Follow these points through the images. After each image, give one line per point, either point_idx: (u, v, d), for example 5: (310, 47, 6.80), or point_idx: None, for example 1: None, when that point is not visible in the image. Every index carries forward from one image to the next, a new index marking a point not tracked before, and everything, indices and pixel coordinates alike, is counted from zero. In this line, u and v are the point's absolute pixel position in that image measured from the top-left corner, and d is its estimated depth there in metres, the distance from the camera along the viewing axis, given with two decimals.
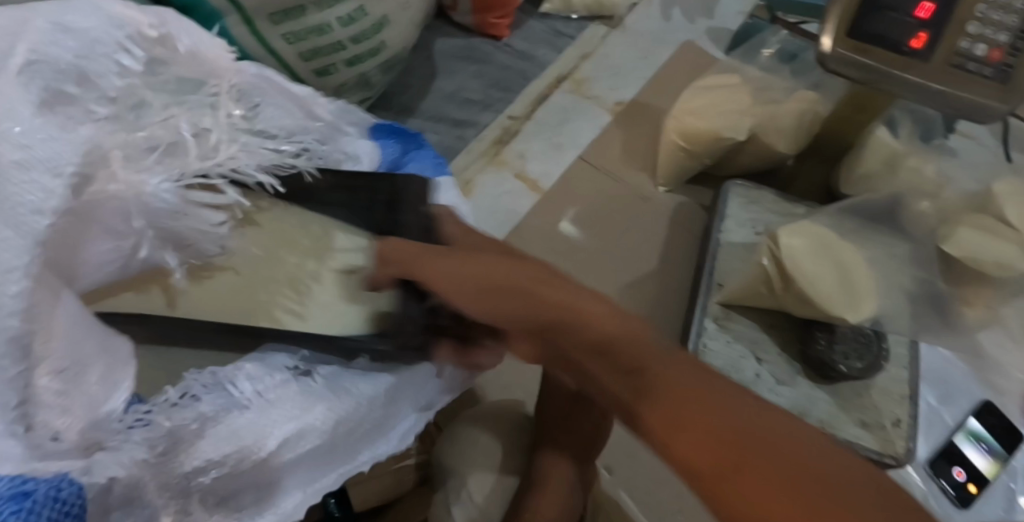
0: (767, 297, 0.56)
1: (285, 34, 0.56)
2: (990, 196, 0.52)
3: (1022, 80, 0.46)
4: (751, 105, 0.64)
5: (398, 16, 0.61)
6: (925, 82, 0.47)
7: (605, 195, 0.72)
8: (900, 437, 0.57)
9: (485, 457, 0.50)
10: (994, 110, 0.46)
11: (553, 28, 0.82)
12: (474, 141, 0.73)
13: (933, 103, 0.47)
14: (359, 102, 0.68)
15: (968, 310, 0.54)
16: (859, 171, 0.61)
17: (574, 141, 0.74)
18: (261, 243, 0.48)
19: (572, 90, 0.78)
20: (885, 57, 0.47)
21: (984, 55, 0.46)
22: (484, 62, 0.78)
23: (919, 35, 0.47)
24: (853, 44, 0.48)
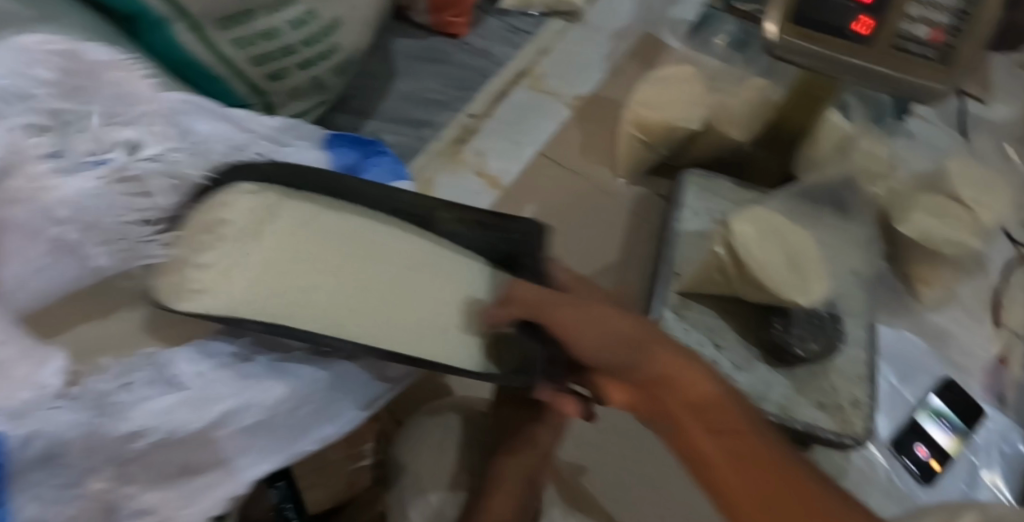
0: (720, 284, 0.52)
1: (234, 40, 0.53)
2: (944, 175, 0.56)
3: (964, 59, 0.45)
4: (702, 95, 0.62)
5: (351, 18, 0.59)
6: (869, 66, 0.45)
7: (564, 188, 0.68)
8: (860, 417, 0.52)
9: (437, 459, 0.46)
10: (935, 91, 0.45)
11: (508, 23, 0.77)
12: (431, 140, 0.68)
13: (877, 85, 0.47)
14: (315, 106, 0.65)
15: (924, 287, 0.61)
16: (812, 156, 0.60)
17: (532, 137, 0.70)
18: (269, 247, 0.37)
19: (532, 87, 0.73)
20: (828, 45, 0.46)
21: (926, 37, 0.44)
22: (443, 62, 0.73)
23: (862, 18, 0.45)
24: (799, 30, 0.46)
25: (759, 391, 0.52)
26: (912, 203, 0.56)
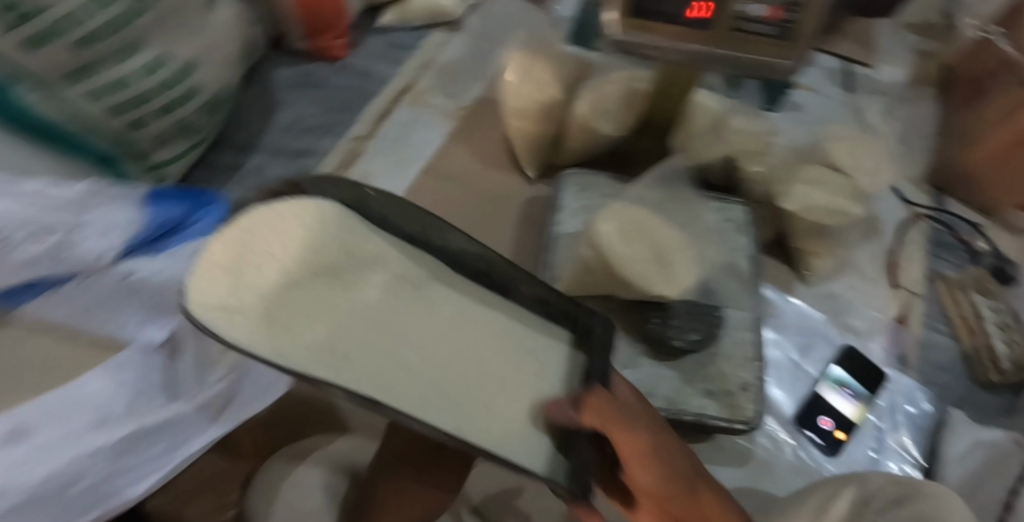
0: (601, 283, 0.72)
1: (80, 86, 0.70)
2: (822, 150, 0.82)
3: (796, 30, 0.70)
4: (562, 82, 0.86)
5: (204, 63, 0.81)
6: (713, 47, 0.73)
7: (482, 192, 0.92)
8: (749, 401, 0.69)
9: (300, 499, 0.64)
10: (780, 59, 0.72)
11: (388, 41, 1.08)
12: (317, 166, 0.92)
13: (728, 61, 0.73)
14: (191, 145, 0.86)
15: (815, 258, 0.84)
16: (687, 129, 0.85)
17: (416, 153, 0.95)
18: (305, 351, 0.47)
19: (412, 104, 1.01)
20: (671, 30, 0.72)
21: (766, 17, 0.70)
22: (319, 86, 1.01)
23: (704, 10, 0.71)
24: (636, 22, 0.73)
25: (650, 385, 0.69)
26: (794, 178, 0.81)
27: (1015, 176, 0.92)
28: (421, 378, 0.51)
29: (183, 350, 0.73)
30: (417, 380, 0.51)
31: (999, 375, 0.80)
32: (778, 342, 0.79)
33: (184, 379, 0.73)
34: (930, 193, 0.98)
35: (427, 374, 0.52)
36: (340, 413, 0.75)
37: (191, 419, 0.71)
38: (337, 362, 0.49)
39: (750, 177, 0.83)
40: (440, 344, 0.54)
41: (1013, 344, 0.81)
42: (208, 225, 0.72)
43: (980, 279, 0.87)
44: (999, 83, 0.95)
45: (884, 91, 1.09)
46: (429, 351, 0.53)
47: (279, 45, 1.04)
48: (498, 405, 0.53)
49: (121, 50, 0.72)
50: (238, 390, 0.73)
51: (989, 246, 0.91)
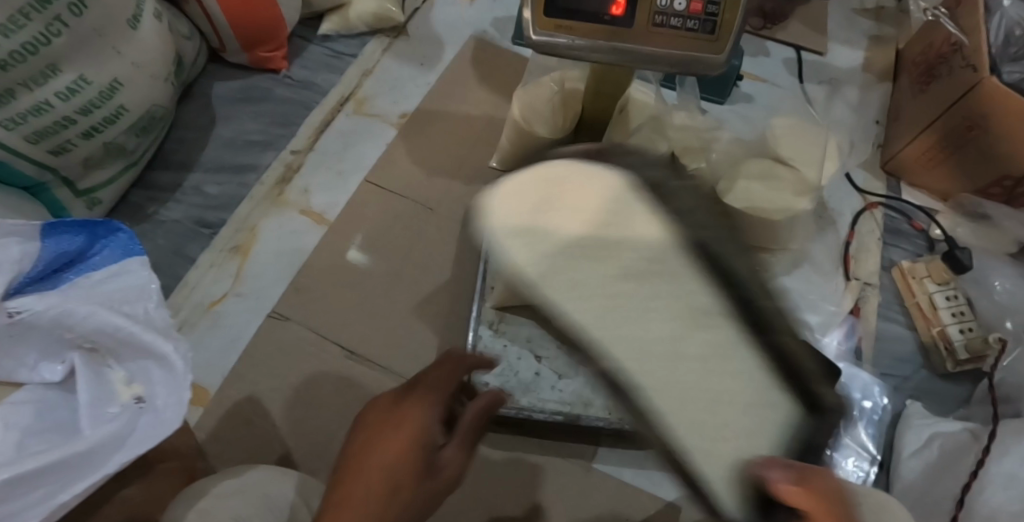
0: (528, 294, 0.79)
1: (3, 122, 0.79)
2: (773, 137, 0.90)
3: (720, 26, 0.73)
4: (551, 105, 0.90)
5: (127, 80, 0.89)
6: (633, 47, 0.73)
7: (460, 197, 1.00)
8: None
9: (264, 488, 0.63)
10: (710, 61, 0.74)
11: (331, 49, 1.11)
12: (257, 186, 0.99)
13: (658, 63, 0.75)
14: (123, 168, 0.95)
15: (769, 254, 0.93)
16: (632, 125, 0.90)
17: (356, 166, 1.01)
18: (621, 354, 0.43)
19: (355, 111, 1.06)
20: (587, 32, 0.73)
21: (686, 9, 0.72)
22: (265, 98, 1.07)
23: (618, 7, 0.73)
24: (554, 26, 0.73)
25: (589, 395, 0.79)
26: (738, 173, 0.89)
27: (968, 155, 0.95)
28: (659, 368, 0.42)
29: (122, 361, 0.60)
30: (651, 370, 0.42)
31: (954, 363, 0.89)
32: None
33: (119, 392, 0.60)
34: (883, 179, 1.05)
35: (663, 370, 0.42)
36: (278, 434, 0.84)
37: (133, 421, 0.58)
38: (623, 314, 0.43)
39: None
40: (725, 358, 0.42)
41: (966, 331, 0.90)
42: (115, 253, 0.62)
43: (934, 269, 0.94)
44: (950, 65, 0.95)
45: (847, 76, 1.12)
46: (699, 354, 0.42)
47: (306, 20, 1.14)
48: (684, 413, 0.42)
49: (105, 92, 0.86)
50: (154, 392, 0.58)
51: (943, 233, 0.98)
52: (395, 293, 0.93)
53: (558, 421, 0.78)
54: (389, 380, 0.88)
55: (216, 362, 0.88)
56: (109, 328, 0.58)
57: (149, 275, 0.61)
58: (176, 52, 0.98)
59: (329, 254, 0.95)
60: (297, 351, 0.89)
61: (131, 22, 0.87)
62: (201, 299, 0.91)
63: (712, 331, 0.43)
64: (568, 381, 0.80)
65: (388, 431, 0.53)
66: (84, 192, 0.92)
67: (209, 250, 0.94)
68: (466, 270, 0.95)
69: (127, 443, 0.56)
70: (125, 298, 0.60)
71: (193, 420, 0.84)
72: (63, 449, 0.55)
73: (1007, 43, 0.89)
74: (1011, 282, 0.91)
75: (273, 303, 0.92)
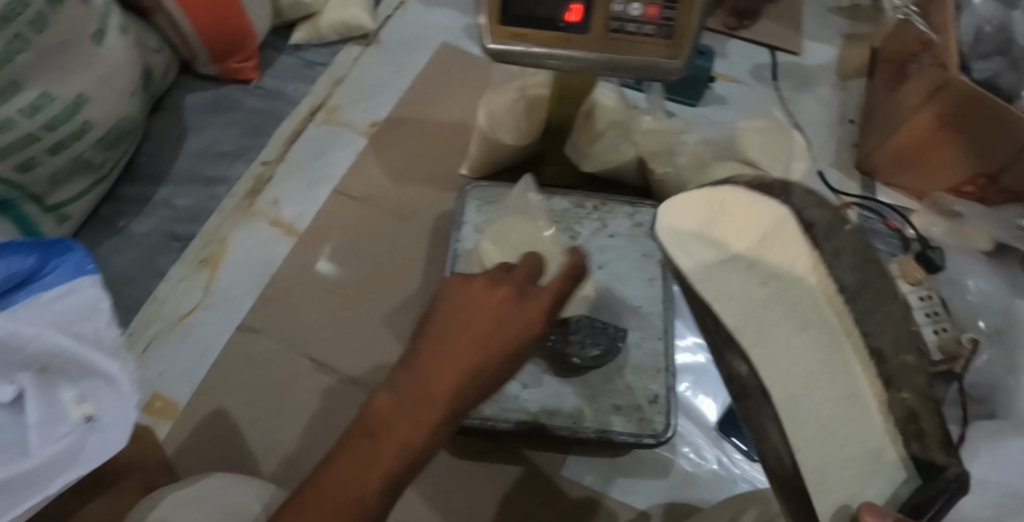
0: None
1: None
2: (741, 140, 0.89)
3: (677, 29, 0.72)
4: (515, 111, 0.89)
5: (95, 94, 0.89)
6: (588, 54, 0.73)
7: (430, 205, 1.00)
8: (658, 413, 0.78)
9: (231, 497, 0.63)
10: (668, 64, 0.74)
11: (302, 58, 1.11)
12: (228, 198, 0.99)
13: (616, 68, 0.74)
14: (94, 182, 0.95)
15: None
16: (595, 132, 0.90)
17: (326, 176, 1.01)
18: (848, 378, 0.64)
19: (325, 120, 1.06)
20: (543, 40, 0.73)
21: (641, 14, 0.71)
22: (236, 109, 1.07)
23: (572, 13, 0.72)
24: (511, 35, 0.73)
25: (556, 403, 0.78)
26: (706, 178, 0.87)
27: (940, 155, 0.94)
28: (801, 377, 0.64)
29: (74, 380, 0.61)
30: (785, 382, 0.63)
31: (929, 365, 0.86)
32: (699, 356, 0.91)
33: (69, 412, 0.61)
34: (858, 178, 1.04)
35: (798, 383, 0.63)
36: (247, 443, 0.84)
37: (80, 441, 0.59)
38: (758, 330, 0.67)
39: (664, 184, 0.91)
40: (822, 380, 0.64)
41: (941, 331, 0.86)
42: (66, 273, 0.60)
43: (908, 268, 0.90)
44: (920, 64, 0.94)
45: (822, 75, 1.11)
46: (807, 372, 0.65)
47: (278, 30, 1.13)
48: (829, 426, 0.60)
49: (70, 108, 0.86)
50: (106, 411, 0.61)
51: (917, 233, 0.96)
52: (365, 303, 0.93)
53: (524, 431, 0.77)
54: (357, 392, 0.87)
55: (186, 376, 0.87)
56: (57, 350, 0.59)
57: (100, 294, 0.61)
58: (144, 65, 0.98)
59: (300, 264, 0.95)
60: (265, 364, 0.89)
61: (95, 36, 0.87)
62: (170, 311, 0.91)
63: (848, 375, 0.65)
64: (533, 391, 0.78)
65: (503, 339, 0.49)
66: (53, 207, 0.91)
67: (180, 262, 0.94)
68: (435, 278, 0.94)
69: (74, 466, 0.57)
70: (74, 318, 0.60)
71: (162, 434, 0.84)
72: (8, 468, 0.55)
73: (977, 40, 0.89)
74: (985, 281, 0.90)
75: (243, 315, 0.92)
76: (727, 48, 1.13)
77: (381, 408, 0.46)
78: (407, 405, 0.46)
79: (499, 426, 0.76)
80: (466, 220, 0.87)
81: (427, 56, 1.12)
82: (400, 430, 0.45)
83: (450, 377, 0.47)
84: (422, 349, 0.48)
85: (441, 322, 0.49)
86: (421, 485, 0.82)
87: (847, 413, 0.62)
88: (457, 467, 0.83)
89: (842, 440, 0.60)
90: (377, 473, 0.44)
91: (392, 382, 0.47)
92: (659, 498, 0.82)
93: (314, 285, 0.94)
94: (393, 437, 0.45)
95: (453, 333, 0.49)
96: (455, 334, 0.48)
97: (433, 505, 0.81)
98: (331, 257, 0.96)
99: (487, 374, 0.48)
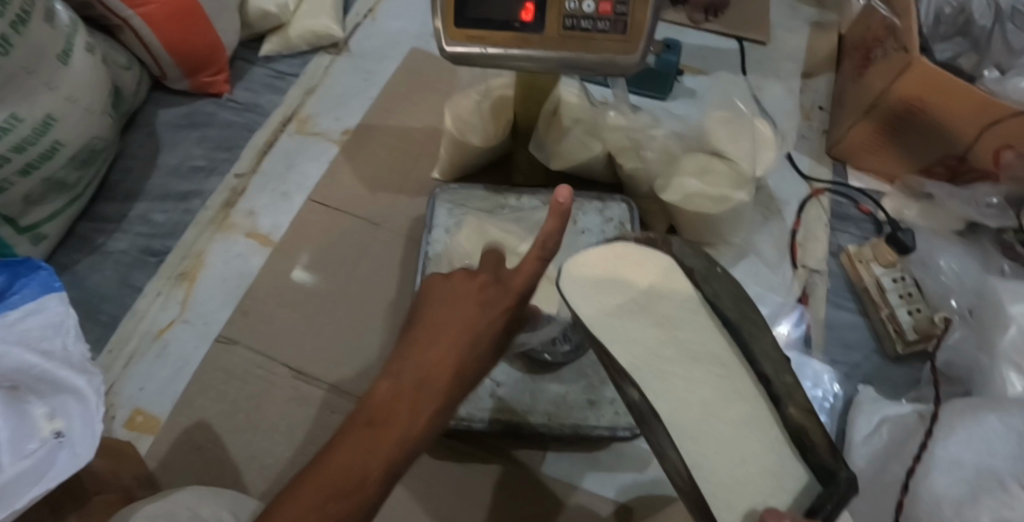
0: None
1: None
2: (708, 130, 0.89)
3: (633, 23, 0.73)
4: (482, 111, 0.90)
5: (63, 113, 0.89)
6: (548, 51, 0.74)
7: (405, 210, 1.00)
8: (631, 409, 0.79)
9: (201, 508, 0.64)
10: (629, 59, 0.74)
11: (273, 69, 1.12)
12: (204, 212, 1.00)
13: (578, 65, 0.74)
14: (67, 202, 0.96)
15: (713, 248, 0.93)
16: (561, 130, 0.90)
17: (300, 187, 1.02)
18: (741, 407, 0.60)
19: (297, 130, 1.07)
20: (502, 40, 0.74)
21: (598, 11, 0.73)
22: (208, 123, 1.07)
23: (530, 13, 0.73)
24: (469, 36, 0.74)
25: (530, 400, 0.79)
26: (674, 170, 0.89)
27: (908, 136, 0.95)
28: (695, 408, 0.60)
29: (44, 397, 0.61)
30: (685, 412, 0.60)
31: (905, 346, 0.89)
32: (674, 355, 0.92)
33: (39, 428, 0.60)
34: (829, 164, 1.04)
35: (694, 415, 0.60)
36: (226, 451, 0.85)
37: (50, 455, 0.60)
38: (660, 367, 0.62)
39: (634, 179, 0.93)
40: (719, 406, 0.60)
41: (915, 312, 0.89)
42: (33, 291, 0.62)
43: (880, 251, 0.93)
44: (884, 48, 0.94)
45: (791, 64, 1.11)
46: (705, 401, 0.60)
47: (248, 42, 1.14)
48: (732, 441, 0.59)
49: (39, 128, 0.86)
50: (73, 426, 0.62)
51: (888, 215, 0.98)
52: (342, 310, 0.94)
53: (497, 430, 0.77)
54: (335, 399, 0.88)
55: (166, 390, 0.88)
56: (24, 367, 0.59)
57: (66, 312, 0.63)
58: (113, 83, 0.99)
59: (278, 274, 0.96)
60: (243, 375, 0.89)
61: (62, 56, 0.88)
62: (148, 327, 0.92)
63: (748, 399, 0.60)
64: (508, 388, 0.79)
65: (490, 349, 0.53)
66: (28, 228, 0.91)
67: (156, 277, 0.95)
68: (410, 283, 0.95)
69: (43, 479, 0.59)
70: (42, 336, 0.61)
71: (145, 449, 0.85)
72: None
73: (938, 21, 0.90)
74: (957, 261, 0.91)
75: (220, 327, 0.92)
76: (695, 41, 1.13)
77: (393, 400, 0.50)
78: (415, 401, 0.50)
79: (474, 425, 0.77)
80: (437, 223, 0.88)
81: (397, 62, 1.13)
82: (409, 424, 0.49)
83: (450, 379, 0.51)
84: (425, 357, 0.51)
85: (440, 329, 0.53)
86: (404, 487, 0.83)
87: (747, 432, 0.59)
88: (439, 469, 0.84)
89: (742, 458, 0.58)
90: (382, 456, 0.48)
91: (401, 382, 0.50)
92: (639, 491, 0.83)
93: (291, 295, 0.94)
94: (404, 429, 0.49)
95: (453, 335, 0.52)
96: (456, 343, 0.52)
97: (415, 507, 0.81)
98: (307, 266, 0.96)
99: (474, 378, 0.53)
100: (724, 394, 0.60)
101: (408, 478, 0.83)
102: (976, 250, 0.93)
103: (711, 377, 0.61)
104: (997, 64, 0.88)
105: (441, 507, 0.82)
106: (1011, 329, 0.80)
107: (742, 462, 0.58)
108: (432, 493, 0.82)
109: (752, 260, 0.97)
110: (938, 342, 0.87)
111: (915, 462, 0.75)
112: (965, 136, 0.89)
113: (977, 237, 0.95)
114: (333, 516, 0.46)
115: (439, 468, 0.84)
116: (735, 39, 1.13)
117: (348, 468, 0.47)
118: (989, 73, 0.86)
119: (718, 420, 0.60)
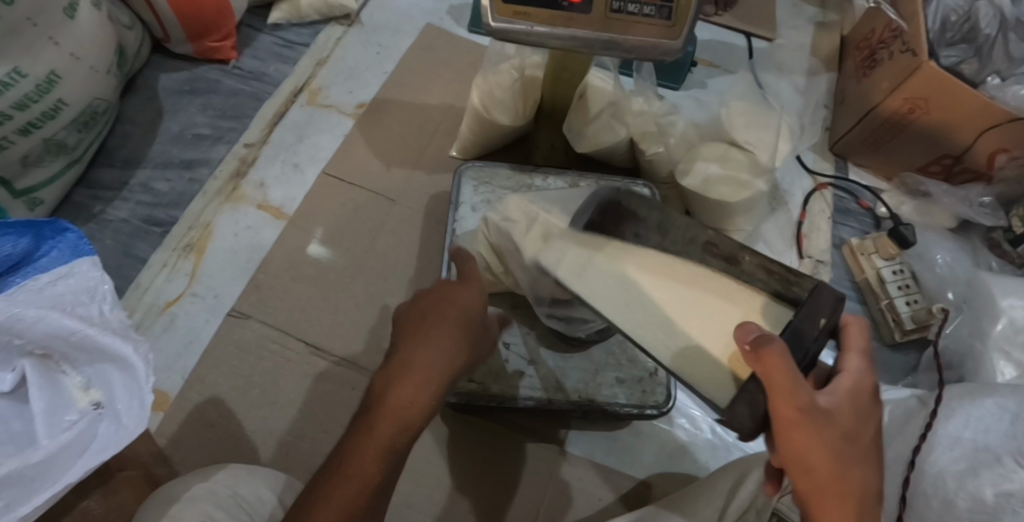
0: (495, 281, 0.79)
1: None
2: (729, 119, 0.91)
3: (677, 12, 0.70)
4: (511, 89, 0.90)
5: (65, 72, 0.84)
6: (591, 32, 0.70)
7: (423, 189, 0.99)
8: (659, 388, 0.80)
9: (246, 487, 0.62)
10: (671, 47, 0.71)
11: (281, 38, 1.09)
12: (211, 182, 0.96)
13: (620, 49, 0.71)
14: (68, 165, 0.91)
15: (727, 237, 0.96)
16: (587, 113, 0.91)
17: (313, 160, 0.99)
18: (689, 285, 0.60)
19: (309, 101, 1.04)
20: (549, 17, 0.69)
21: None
22: (213, 90, 1.03)
23: None
24: (513, 10, 0.69)
25: (561, 375, 0.80)
26: (695, 158, 0.91)
27: (909, 137, 0.99)
28: (643, 310, 0.60)
29: (78, 366, 0.58)
30: (640, 315, 0.60)
31: (903, 333, 0.94)
32: (680, 412, 0.88)
33: (76, 399, 0.57)
34: (831, 160, 1.09)
35: (650, 321, 0.60)
36: (240, 427, 0.82)
37: (92, 428, 0.56)
38: (600, 274, 0.63)
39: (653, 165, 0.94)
40: (664, 296, 0.60)
41: (912, 303, 0.94)
42: (63, 254, 0.56)
43: (881, 245, 0.98)
44: (889, 50, 0.99)
45: (795, 63, 1.16)
46: (653, 299, 0.60)
47: (255, 8, 1.10)
48: (695, 316, 0.59)
49: (43, 85, 0.81)
50: (116, 397, 0.57)
51: (888, 210, 1.03)
52: (358, 285, 0.92)
53: (531, 407, 0.78)
54: (354, 375, 0.87)
55: (176, 365, 0.85)
56: (63, 332, 0.54)
57: (102, 276, 0.57)
58: (117, 42, 0.94)
59: (293, 249, 0.93)
60: (257, 350, 0.87)
61: (68, 10, 0.83)
62: (154, 300, 0.88)
63: (698, 273, 0.61)
64: (538, 365, 0.80)
65: (476, 334, 0.60)
66: (23, 192, 0.86)
67: (161, 249, 0.91)
68: (429, 263, 0.94)
69: (88, 451, 0.55)
70: (77, 301, 0.56)
71: (153, 427, 0.81)
72: (18, 459, 0.52)
73: (944, 28, 0.93)
74: (951, 256, 0.97)
75: (231, 301, 0.89)
76: (706, 35, 1.16)
77: (389, 392, 0.55)
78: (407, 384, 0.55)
79: (504, 402, 0.78)
80: (463, 199, 0.87)
81: (410, 37, 1.11)
82: (400, 405, 0.54)
83: (437, 352, 0.57)
84: (393, 352, 0.58)
85: (412, 323, 0.59)
86: (427, 464, 0.82)
87: (700, 303, 0.59)
88: (463, 447, 0.83)
89: (688, 315, 0.59)
90: (383, 436, 0.54)
91: (394, 381, 0.56)
92: (659, 469, 0.85)
93: (305, 269, 0.92)
94: (410, 416, 0.55)
95: (436, 319, 0.59)
96: (427, 321, 0.58)
97: (438, 486, 0.81)
98: (323, 241, 0.94)
99: (465, 351, 0.59)
100: (668, 285, 0.61)
101: (429, 457, 0.82)
102: (967, 245, 0.99)
103: (655, 266, 0.62)
104: (997, 71, 0.91)
105: (467, 486, 0.81)
106: (1001, 321, 0.85)
107: (715, 327, 0.58)
108: (453, 472, 0.82)
109: (762, 249, 1.00)
110: (938, 330, 0.91)
111: (919, 441, 0.80)
112: (962, 139, 0.94)
113: (967, 233, 1.01)
114: (355, 493, 0.53)
115: (464, 445, 0.83)
116: (743, 34, 1.17)
117: (362, 460, 0.54)
118: (991, 79, 0.90)
119: (676, 307, 0.60)
